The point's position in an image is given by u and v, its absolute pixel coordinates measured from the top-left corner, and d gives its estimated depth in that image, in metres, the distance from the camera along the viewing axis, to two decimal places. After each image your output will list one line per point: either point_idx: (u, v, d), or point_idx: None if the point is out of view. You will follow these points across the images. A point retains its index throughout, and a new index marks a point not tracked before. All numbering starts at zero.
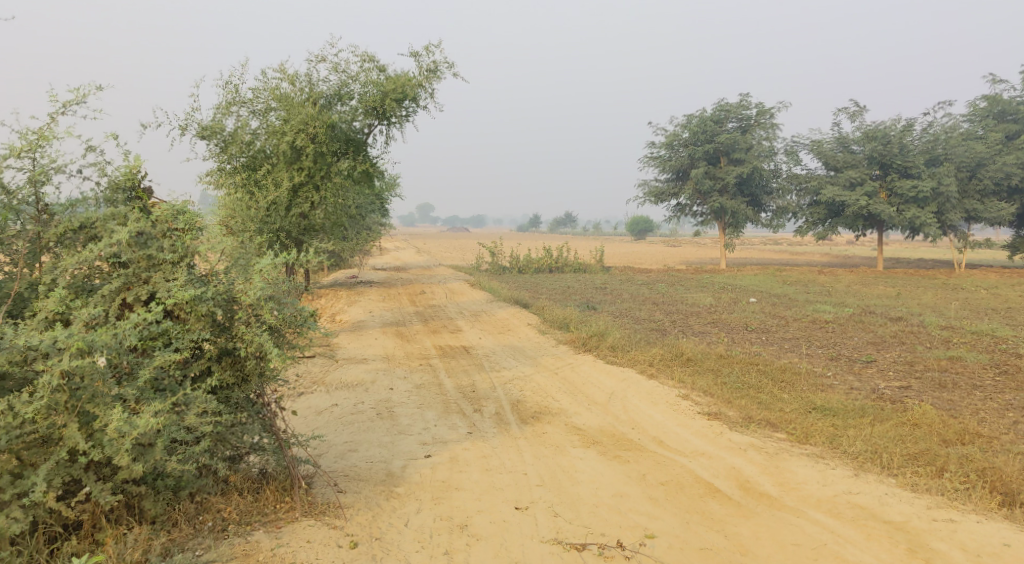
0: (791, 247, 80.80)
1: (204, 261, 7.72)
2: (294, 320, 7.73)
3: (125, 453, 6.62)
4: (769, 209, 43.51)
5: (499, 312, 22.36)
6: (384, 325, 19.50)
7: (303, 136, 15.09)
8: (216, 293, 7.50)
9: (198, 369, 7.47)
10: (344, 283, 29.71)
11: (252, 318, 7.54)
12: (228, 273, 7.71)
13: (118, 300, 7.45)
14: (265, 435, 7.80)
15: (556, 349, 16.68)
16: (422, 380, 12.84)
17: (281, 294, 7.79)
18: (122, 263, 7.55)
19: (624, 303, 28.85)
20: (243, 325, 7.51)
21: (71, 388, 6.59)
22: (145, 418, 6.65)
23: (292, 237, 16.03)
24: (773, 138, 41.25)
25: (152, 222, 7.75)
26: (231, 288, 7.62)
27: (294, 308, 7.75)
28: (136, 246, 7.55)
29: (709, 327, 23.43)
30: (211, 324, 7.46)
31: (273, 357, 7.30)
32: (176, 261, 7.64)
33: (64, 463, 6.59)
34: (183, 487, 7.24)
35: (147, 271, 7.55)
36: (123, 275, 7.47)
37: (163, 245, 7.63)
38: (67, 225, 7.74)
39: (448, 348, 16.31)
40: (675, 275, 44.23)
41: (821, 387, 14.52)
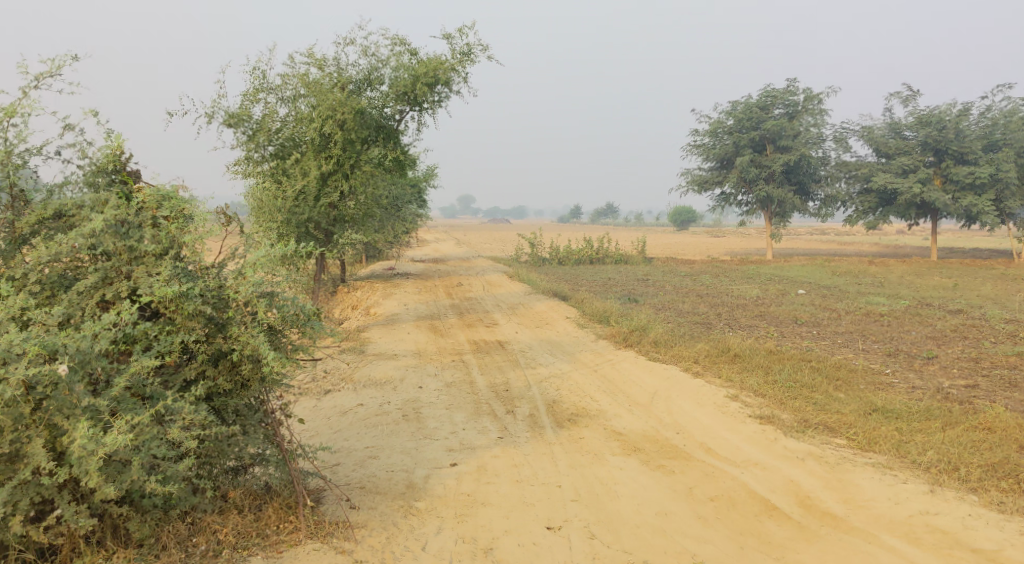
0: (840, 237, 78.48)
1: (192, 252, 7.23)
2: (295, 319, 7.28)
3: (96, 472, 6.12)
4: (817, 198, 41.96)
5: (537, 305, 21.65)
6: (418, 319, 18.97)
7: (332, 123, 14.56)
8: (205, 289, 7.05)
9: (191, 374, 6.99)
10: (380, 276, 29.32)
11: (247, 317, 7.11)
12: (220, 269, 7.31)
13: (96, 296, 6.95)
14: (268, 446, 7.34)
15: (595, 344, 15.93)
16: (453, 378, 12.21)
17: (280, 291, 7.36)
18: (102, 254, 7.07)
19: (666, 295, 27.90)
20: (239, 326, 7.06)
21: (35, 398, 6.16)
22: (115, 435, 6.14)
23: (322, 228, 15.50)
24: (822, 125, 39.74)
25: (135, 208, 7.23)
26: (222, 283, 7.18)
27: (296, 307, 7.30)
28: (117, 236, 7.04)
29: (757, 320, 22.41)
30: (203, 325, 7.02)
31: (270, 360, 6.82)
32: (160, 253, 7.13)
33: (32, 482, 6.13)
34: (174, 505, 6.74)
35: (129, 264, 7.06)
36: (102, 268, 6.99)
37: (145, 234, 7.11)
38: (41, 213, 7.31)
39: (482, 343, 15.66)
40: (718, 266, 43.02)
41: (881, 386, 13.52)
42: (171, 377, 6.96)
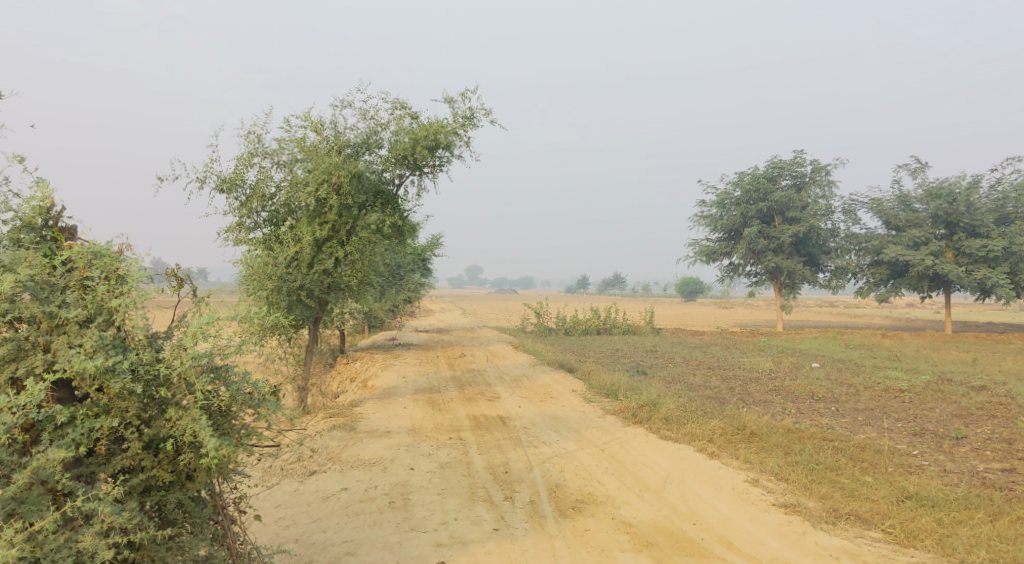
0: (851, 310, 77.37)
1: (123, 316, 6.88)
2: (246, 398, 7.22)
3: None
4: (827, 269, 41.30)
5: (541, 378, 20.73)
6: (417, 392, 18.11)
7: (327, 187, 14.15)
8: (136, 363, 6.83)
9: (122, 464, 6.77)
10: (382, 346, 28.51)
11: (187, 394, 6.92)
12: (160, 339, 7.13)
13: (11, 370, 6.61)
14: (214, 541, 7.25)
15: (601, 420, 15.00)
16: (448, 458, 11.32)
17: (228, 368, 7.23)
18: (24, 322, 6.76)
19: (676, 368, 26.91)
20: (177, 408, 6.89)
21: None
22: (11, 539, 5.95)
23: (317, 297, 14.91)
24: (831, 197, 39.38)
25: (63, 269, 6.90)
26: (158, 353, 6.96)
27: (248, 386, 7.26)
28: (39, 302, 6.74)
29: (772, 395, 21.38)
30: (137, 405, 6.83)
31: (207, 446, 6.66)
32: (84, 319, 6.82)
33: None
34: None
35: (51, 334, 6.74)
36: (18, 339, 6.67)
37: (69, 298, 6.79)
38: None
39: (482, 418, 14.77)
40: (728, 337, 42.09)
41: (911, 469, 12.48)
42: (98, 468, 6.72)
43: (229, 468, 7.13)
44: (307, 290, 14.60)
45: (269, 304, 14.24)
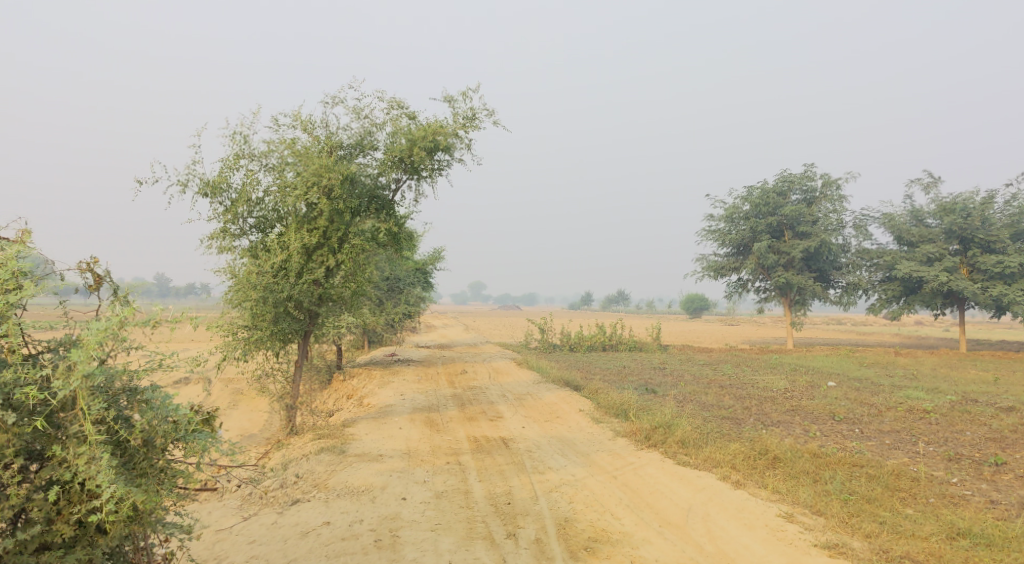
0: (860, 327, 75.98)
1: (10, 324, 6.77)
2: (169, 431, 7.12)
3: None
4: (839, 285, 40.15)
5: (546, 396, 19.63)
6: (414, 411, 17.01)
7: (317, 190, 13.20)
8: (15, 390, 6.65)
9: (9, 511, 6.53)
10: (381, 362, 27.40)
11: (82, 423, 6.76)
12: (52, 357, 6.94)
13: None
14: None
15: (611, 443, 13.85)
16: (445, 485, 10.23)
17: (145, 394, 7.13)
18: None
19: (687, 386, 25.74)
20: (72, 444, 6.72)
21: None
22: None
23: (307, 309, 13.87)
24: (842, 211, 38.32)
25: None
26: (46, 373, 6.78)
27: (172, 415, 7.15)
28: None
29: (790, 415, 20.20)
30: (25, 439, 6.65)
31: (105, 486, 6.55)
32: None
33: None
34: None
35: None
36: None
37: None
38: None
39: (482, 440, 13.66)
40: (738, 355, 40.89)
41: (953, 500, 11.36)
42: None
43: (147, 515, 7.00)
44: (296, 302, 13.57)
45: (255, 317, 13.20)
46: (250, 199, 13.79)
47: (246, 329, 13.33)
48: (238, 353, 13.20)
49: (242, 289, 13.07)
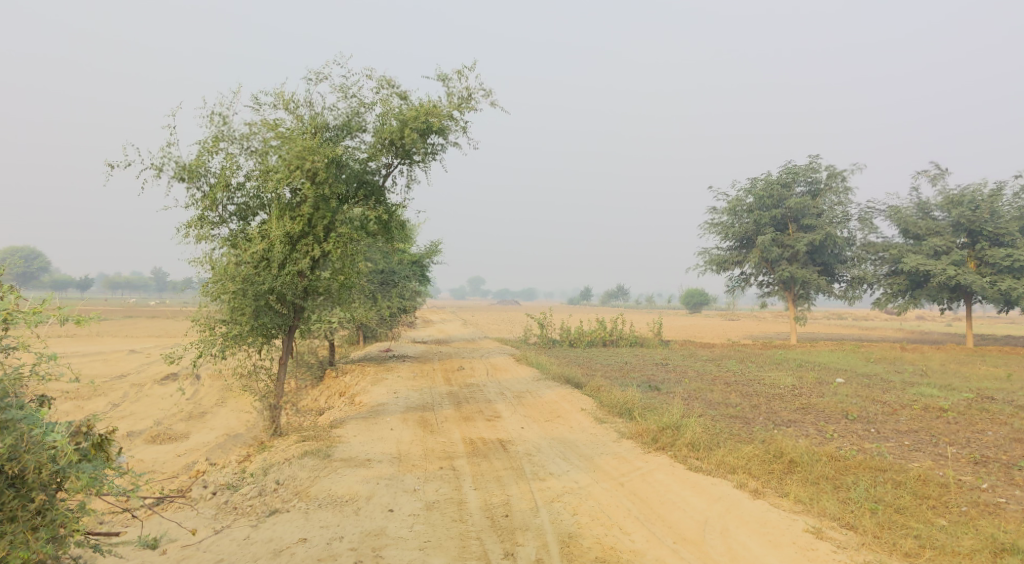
0: (862, 322, 74.92)
1: None
2: (42, 471, 7.18)
3: None
4: (843, 279, 39.23)
5: (545, 394, 18.74)
6: (406, 410, 16.11)
7: (301, 174, 12.29)
8: None
9: None
10: (375, 358, 26.49)
11: None
12: None
13: None
14: None
15: (616, 445, 12.97)
16: (438, 494, 9.35)
17: (22, 431, 7.22)
18: None
19: (691, 382, 24.87)
20: None
21: None
22: None
23: (291, 302, 12.94)
24: (847, 204, 37.43)
25: None
26: None
27: (47, 453, 7.18)
28: None
29: (801, 415, 19.32)
30: None
31: None
32: None
33: None
34: None
35: None
36: None
37: None
38: None
39: (479, 442, 12.76)
40: (741, 350, 39.97)
41: (986, 509, 10.52)
42: None
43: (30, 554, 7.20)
44: (280, 294, 12.65)
45: (234, 311, 12.26)
46: (230, 185, 12.87)
47: (225, 324, 12.39)
48: (217, 349, 12.25)
49: (220, 280, 12.14)
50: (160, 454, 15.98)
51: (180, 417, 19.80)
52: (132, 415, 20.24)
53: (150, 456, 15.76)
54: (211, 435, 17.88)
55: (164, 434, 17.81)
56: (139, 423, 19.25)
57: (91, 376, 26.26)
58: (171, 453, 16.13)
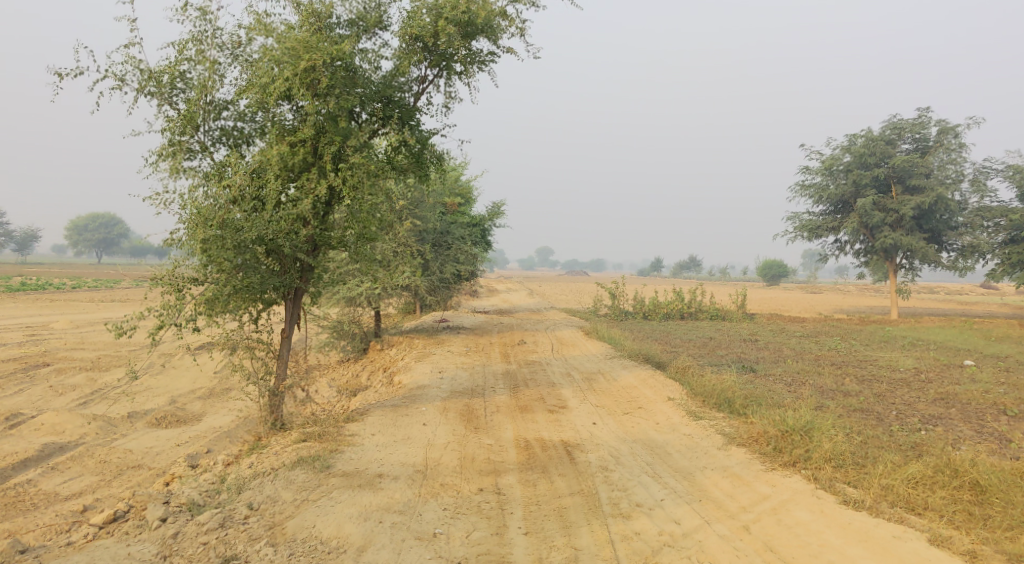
0: (961, 296, 68.14)
1: None
2: None
3: None
4: (954, 247, 33.53)
5: (621, 376, 15.36)
6: (451, 396, 13.00)
7: (298, 79, 9.19)
8: None
9: None
10: (428, 330, 23.53)
11: None
12: None
13: None
14: None
15: (724, 455, 9.55)
16: (462, 555, 6.38)
17: None
18: None
19: (793, 363, 20.98)
20: None
21: None
22: None
23: (293, 257, 9.81)
24: (963, 162, 31.86)
25: None
26: None
27: None
28: None
29: (946, 408, 15.30)
30: None
31: None
32: None
33: None
34: None
35: None
36: None
37: None
38: None
39: (537, 448, 9.56)
40: (837, 325, 35.54)
41: None
42: None
43: None
44: (277, 246, 9.52)
45: (209, 265, 9.06)
46: (213, 103, 9.85)
47: (201, 286, 9.18)
48: (184, 318, 9.05)
49: (193, 224, 9.06)
50: (157, 442, 13.28)
51: (199, 392, 17.19)
52: (145, 391, 17.78)
53: (145, 444, 13.09)
54: (226, 418, 15.16)
55: (171, 415, 15.17)
56: (149, 401, 16.74)
57: (121, 343, 24.11)
58: (172, 440, 13.51)
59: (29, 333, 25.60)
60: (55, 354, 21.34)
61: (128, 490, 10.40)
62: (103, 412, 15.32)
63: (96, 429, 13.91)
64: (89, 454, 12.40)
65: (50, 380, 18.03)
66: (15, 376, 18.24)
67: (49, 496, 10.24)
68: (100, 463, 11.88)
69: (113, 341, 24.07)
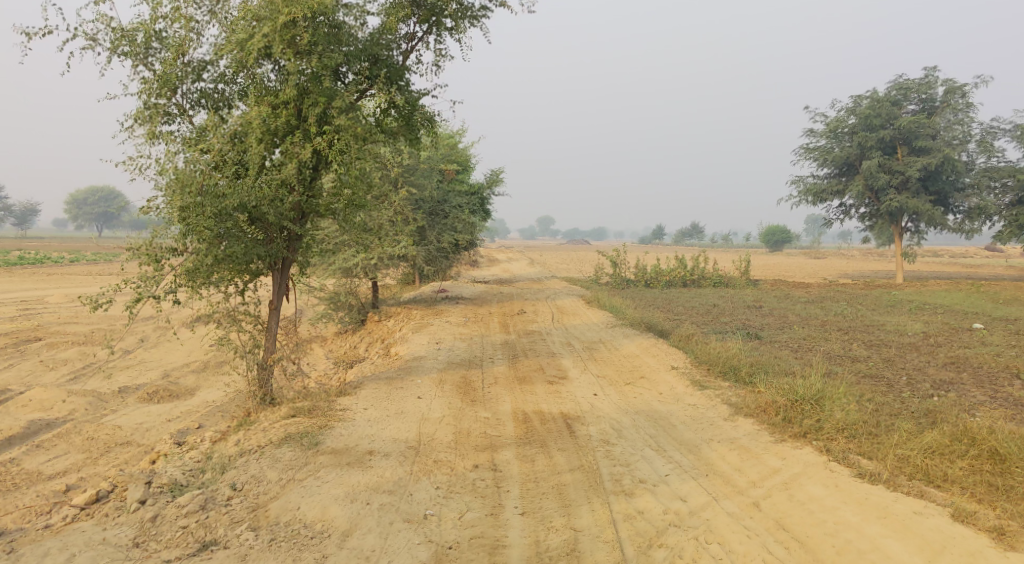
0: (965, 260, 67.59)
1: None
2: None
3: None
4: (960, 209, 32.92)
5: (623, 345, 14.96)
6: (448, 368, 12.60)
7: (277, 35, 8.58)
8: None
9: None
10: (427, 300, 23.10)
11: None
12: None
13: None
14: None
15: (731, 426, 9.16)
16: (452, 539, 6.06)
17: None
18: None
19: (798, 329, 20.57)
20: None
21: None
22: None
23: (278, 225, 9.31)
24: (970, 122, 31.11)
25: None
26: None
27: None
28: None
29: (957, 373, 14.90)
30: None
31: None
32: None
33: None
34: None
35: None
36: None
37: None
38: None
39: (536, 421, 9.16)
40: (842, 290, 35.13)
41: None
42: None
43: None
44: (261, 214, 9.01)
45: (188, 235, 8.56)
46: (190, 63, 9.24)
47: (181, 256, 8.67)
48: (163, 290, 8.57)
49: (171, 192, 8.53)
50: (147, 418, 12.89)
51: (193, 366, 16.80)
52: (138, 364, 17.41)
53: (135, 420, 12.71)
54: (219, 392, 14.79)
55: (163, 389, 14.78)
56: (141, 374, 16.38)
57: (116, 317, 23.69)
58: (163, 415, 13.14)
59: (23, 308, 25.20)
60: (47, 328, 20.96)
61: (114, 468, 10.03)
62: (94, 387, 14.94)
63: (85, 405, 13.54)
64: (76, 430, 12.03)
65: (41, 355, 17.66)
66: (6, 352, 17.86)
67: (32, 476, 9.87)
68: (88, 440, 11.51)
69: (107, 314, 23.64)
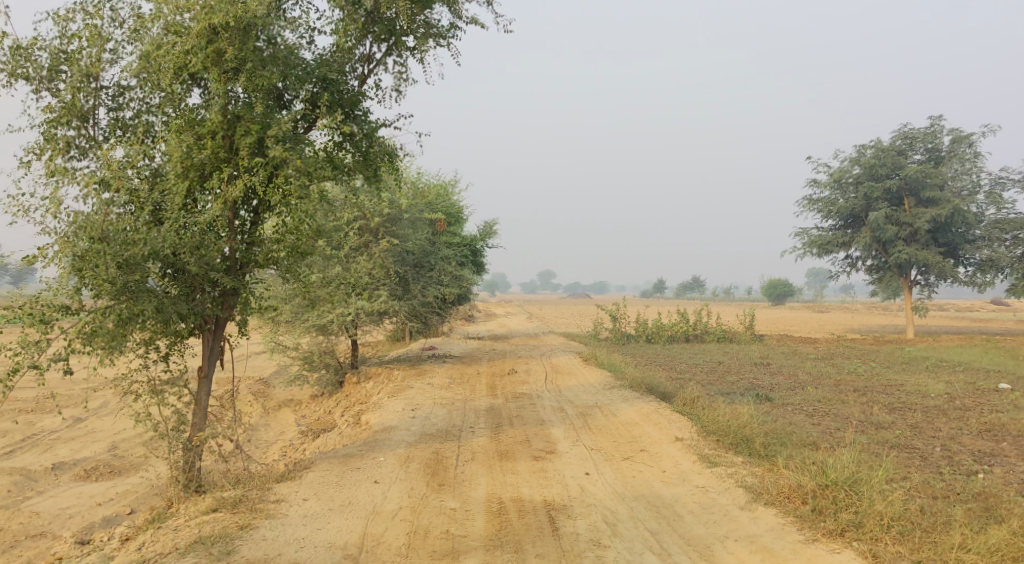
0: (973, 314, 65.79)
1: None
2: None
3: None
4: (971, 261, 31.39)
5: (620, 411, 13.32)
6: (417, 441, 10.97)
7: (198, 51, 7.34)
8: None
9: None
10: (410, 359, 21.50)
11: None
12: None
13: None
14: None
15: (749, 518, 7.53)
16: None
17: None
18: None
19: (811, 390, 18.88)
20: None
21: None
22: None
23: (207, 278, 7.85)
24: (978, 172, 29.87)
25: None
26: None
27: None
28: None
29: (996, 441, 13.21)
30: None
31: None
32: None
33: None
34: None
35: None
36: None
37: None
38: None
39: (512, 513, 7.56)
40: (852, 346, 33.42)
41: None
42: None
43: None
44: (182, 264, 7.58)
45: (89, 289, 7.10)
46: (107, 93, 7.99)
47: (80, 315, 7.18)
48: (54, 357, 7.02)
49: (69, 237, 7.11)
50: (75, 501, 11.20)
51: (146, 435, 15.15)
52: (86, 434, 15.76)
53: (59, 504, 11.02)
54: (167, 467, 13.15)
55: (103, 464, 13.11)
56: (86, 444, 14.73)
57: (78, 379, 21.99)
58: (94, 496, 11.47)
59: None
60: None
61: None
62: (26, 463, 13.27)
63: (8, 487, 11.85)
64: None
65: None
66: None
67: None
68: None
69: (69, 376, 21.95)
